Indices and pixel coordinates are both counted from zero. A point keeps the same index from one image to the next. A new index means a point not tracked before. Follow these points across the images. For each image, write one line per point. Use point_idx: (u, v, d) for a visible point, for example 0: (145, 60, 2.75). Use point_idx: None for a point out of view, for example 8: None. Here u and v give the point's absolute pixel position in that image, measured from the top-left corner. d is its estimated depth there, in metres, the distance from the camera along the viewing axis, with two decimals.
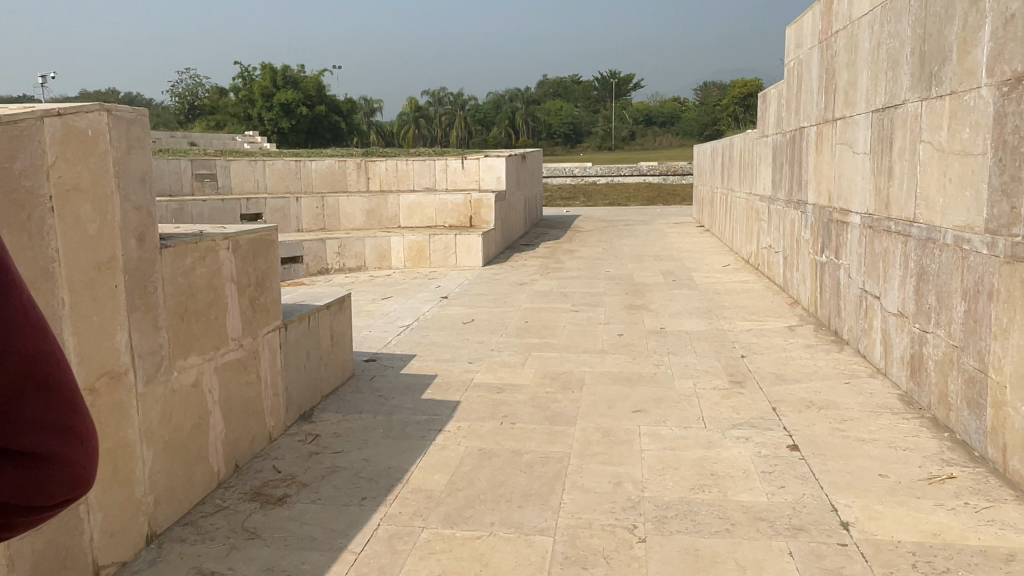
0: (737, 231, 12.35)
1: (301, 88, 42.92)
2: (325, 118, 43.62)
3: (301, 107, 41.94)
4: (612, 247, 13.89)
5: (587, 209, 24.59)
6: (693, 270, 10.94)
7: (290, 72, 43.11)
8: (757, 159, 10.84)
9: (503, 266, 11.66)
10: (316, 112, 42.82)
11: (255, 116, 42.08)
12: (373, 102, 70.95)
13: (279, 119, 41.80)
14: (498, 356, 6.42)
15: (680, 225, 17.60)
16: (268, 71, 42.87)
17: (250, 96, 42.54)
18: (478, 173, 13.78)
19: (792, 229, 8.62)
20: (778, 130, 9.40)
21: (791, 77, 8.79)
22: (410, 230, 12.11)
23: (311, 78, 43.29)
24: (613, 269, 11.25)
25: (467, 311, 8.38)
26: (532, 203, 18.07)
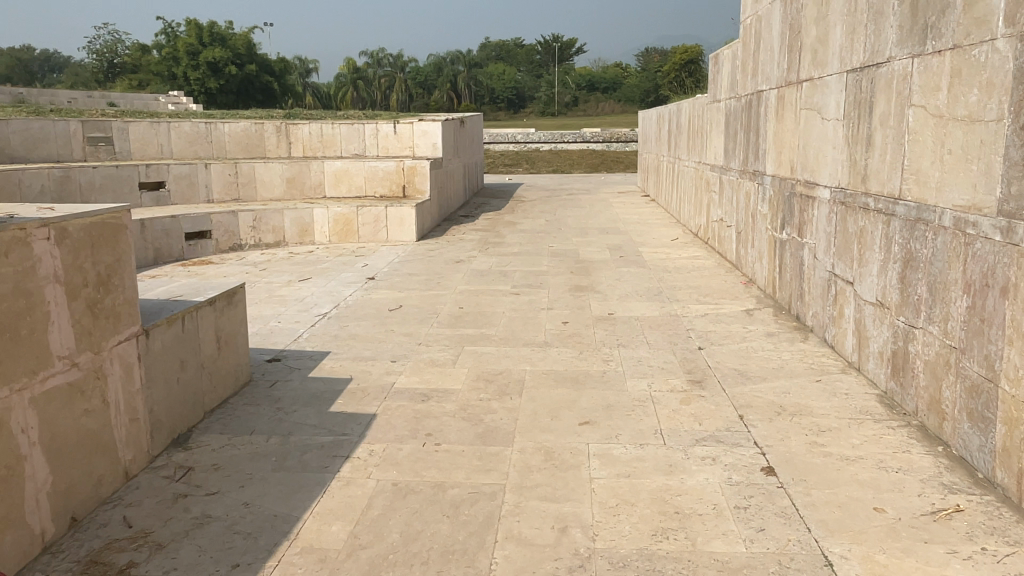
0: (686, 203, 11.69)
1: (228, 46, 40.38)
2: (256, 79, 41.23)
3: (230, 67, 39.54)
4: (555, 218, 13.09)
5: (529, 177, 23.70)
6: (641, 245, 10.24)
7: (216, 29, 40.52)
8: (707, 126, 10.13)
9: (437, 241, 10.73)
10: (246, 72, 40.41)
11: (179, 76, 39.50)
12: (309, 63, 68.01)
13: (206, 79, 39.28)
14: (423, 352, 5.55)
15: (625, 194, 16.91)
16: (194, 27, 40.24)
17: (174, 54, 39.87)
18: (412, 139, 12.65)
19: (748, 202, 7.95)
20: (732, 94, 8.67)
21: (747, 36, 8.04)
22: (334, 201, 11.01)
23: (240, 36, 40.75)
24: (556, 244, 10.46)
25: (393, 294, 7.47)
26: (472, 171, 17.09)
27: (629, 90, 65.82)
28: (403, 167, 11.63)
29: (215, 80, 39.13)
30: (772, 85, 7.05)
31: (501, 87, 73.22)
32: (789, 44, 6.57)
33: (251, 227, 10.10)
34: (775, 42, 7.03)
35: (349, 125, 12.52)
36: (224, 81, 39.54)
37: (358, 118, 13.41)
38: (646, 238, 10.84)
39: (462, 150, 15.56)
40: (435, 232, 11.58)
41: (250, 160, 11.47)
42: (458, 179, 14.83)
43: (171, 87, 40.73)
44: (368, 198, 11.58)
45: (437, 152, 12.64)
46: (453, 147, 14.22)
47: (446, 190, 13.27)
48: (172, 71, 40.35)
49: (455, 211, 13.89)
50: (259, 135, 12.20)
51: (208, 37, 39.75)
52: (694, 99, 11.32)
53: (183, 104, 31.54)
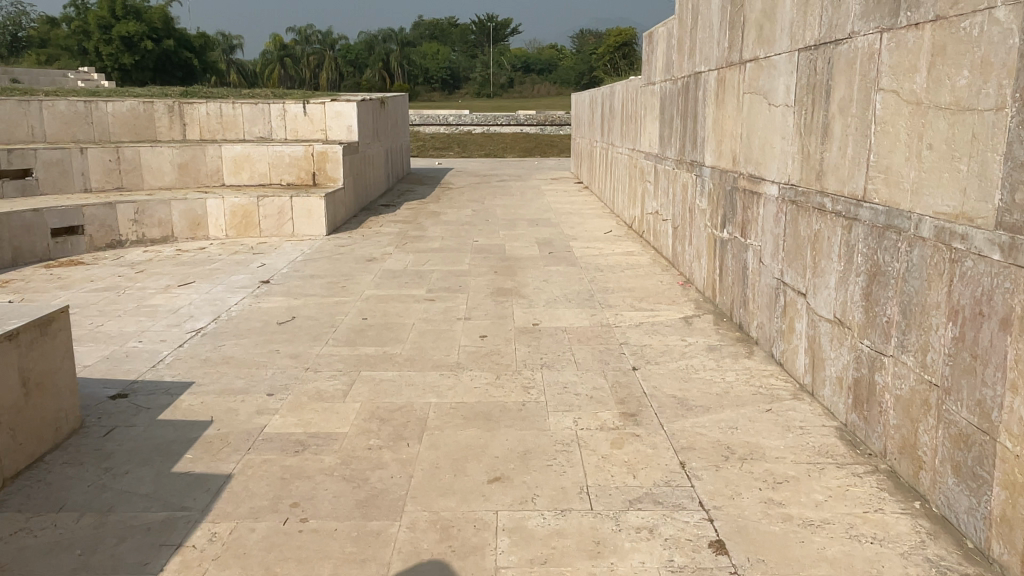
0: (619, 192, 10.99)
1: (142, 19, 37.66)
2: (174, 55, 38.65)
3: (144, 41, 36.98)
4: (482, 208, 12.22)
5: (461, 162, 22.72)
6: (572, 239, 9.48)
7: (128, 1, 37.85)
8: (641, 111, 9.41)
9: (351, 235, 9.72)
10: (163, 48, 37.79)
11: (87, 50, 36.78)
12: (233, 40, 64.89)
13: (119, 54, 36.55)
14: (309, 380, 4.64)
15: (558, 181, 16.16)
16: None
17: (81, 27, 37.08)
18: (324, 121, 11.50)
19: (685, 194, 7.26)
20: (667, 75, 7.95)
21: (683, 11, 7.31)
22: (233, 191, 9.84)
23: (155, 9, 38.06)
24: (480, 238, 9.61)
25: (288, 302, 6.49)
26: (396, 156, 16.02)
27: (564, 72, 65.15)
28: (312, 152, 10.49)
29: (128, 56, 36.43)
30: (711, 65, 6.34)
31: (435, 67, 71.49)
32: (730, 20, 5.85)
33: (133, 221, 8.88)
34: (714, 18, 6.31)
35: (252, 106, 11.30)
36: (139, 57, 36.88)
37: (265, 98, 12.16)
38: (578, 231, 10.10)
39: (384, 133, 14.44)
40: (349, 224, 10.55)
41: (136, 144, 10.17)
42: (379, 165, 13.73)
43: (79, 63, 37.80)
44: (273, 186, 10.43)
45: (352, 135, 11.54)
46: (372, 130, 13.11)
47: (364, 176, 12.18)
48: (80, 46, 37.55)
49: (374, 199, 12.83)
50: (149, 115, 10.87)
51: (119, 9, 36.94)
52: (626, 82, 10.59)
53: (91, 81, 29.11)
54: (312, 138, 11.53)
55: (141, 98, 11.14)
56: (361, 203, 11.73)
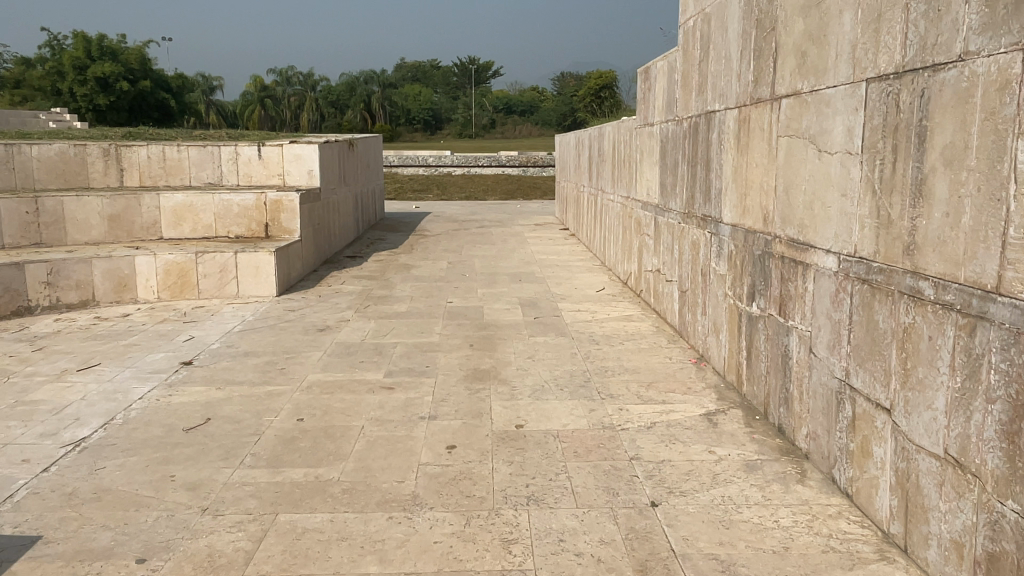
0: (611, 244, 9.85)
1: (118, 60, 36.59)
2: (151, 96, 37.51)
3: (116, 81, 35.86)
4: (459, 260, 11.00)
5: (440, 205, 21.60)
6: (559, 299, 8.28)
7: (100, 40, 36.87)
8: (636, 154, 8.30)
9: (305, 295, 8.44)
10: (140, 88, 36.68)
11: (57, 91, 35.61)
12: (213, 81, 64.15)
13: (94, 95, 35.38)
14: (203, 533, 3.33)
15: (541, 227, 15.04)
16: (78, 39, 36.58)
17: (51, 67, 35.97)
18: (282, 166, 10.30)
19: (694, 254, 6.09)
20: (670, 114, 6.84)
21: (688, 41, 6.26)
22: (170, 245, 8.55)
23: (133, 49, 37.01)
24: (455, 297, 8.38)
25: (208, 393, 5.19)
26: (367, 201, 14.84)
27: (547, 113, 64.88)
28: (264, 201, 9.25)
29: (104, 97, 35.21)
30: (729, 102, 5.23)
31: (417, 109, 71.07)
32: (754, 46, 4.76)
33: (44, 282, 7.56)
34: (731, 46, 5.23)
35: (200, 148, 10.09)
36: (115, 98, 35.71)
37: (217, 139, 10.97)
38: (566, 288, 8.88)
39: (353, 177, 13.26)
40: (306, 281, 9.28)
41: (60, 192, 8.89)
42: (347, 212, 12.52)
43: (52, 104, 36.55)
44: (219, 239, 9.16)
45: (314, 181, 10.34)
46: (338, 173, 11.93)
47: (328, 225, 10.95)
48: (50, 86, 36.41)
49: (340, 250, 11.58)
50: (79, 160, 9.62)
51: (95, 50, 35.89)
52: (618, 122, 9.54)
53: (62, 121, 27.83)
54: (267, 185, 10.31)
55: (74, 139, 9.89)
56: (322, 256, 10.48)
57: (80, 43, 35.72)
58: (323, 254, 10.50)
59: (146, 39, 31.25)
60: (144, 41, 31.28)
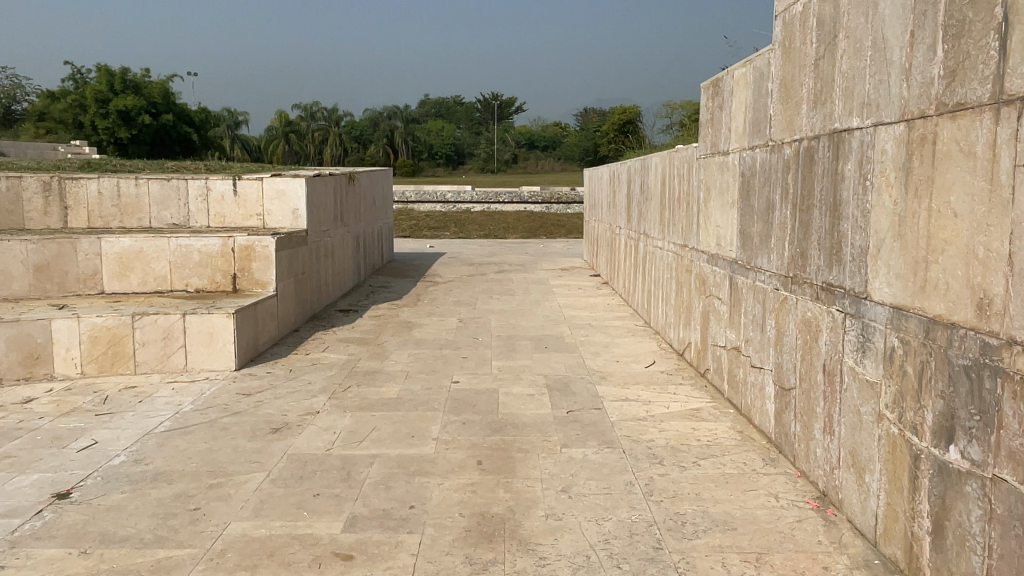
0: (660, 302, 7.91)
1: (140, 94, 35.70)
2: (173, 129, 36.43)
3: (136, 113, 34.94)
4: (472, 316, 9.11)
5: (456, 245, 19.83)
6: (600, 379, 6.33)
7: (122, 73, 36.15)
8: (699, 192, 6.41)
9: (273, 368, 6.59)
10: (161, 121, 35.72)
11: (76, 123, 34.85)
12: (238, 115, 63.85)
13: (116, 128, 34.41)
14: None
15: (569, 273, 13.15)
16: (102, 73, 35.95)
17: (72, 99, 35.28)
18: (261, 203, 8.55)
19: (808, 338, 4.15)
20: (758, 138, 4.98)
21: (792, 34, 4.42)
22: (108, 303, 6.78)
23: (157, 83, 36.15)
24: (463, 374, 6.48)
25: (63, 562, 3.31)
26: (372, 243, 13.08)
27: (571, 149, 63.47)
28: (232, 246, 7.46)
29: (125, 129, 34.14)
30: (884, 114, 3.36)
31: (439, 143, 70.15)
32: (947, 19, 2.89)
33: None
34: (886, 28, 3.37)
35: (162, 182, 8.41)
36: (136, 131, 34.67)
37: (189, 172, 9.29)
38: (606, 361, 6.94)
39: (354, 214, 11.52)
40: (280, 345, 7.45)
41: None
42: (344, 255, 10.75)
43: (73, 136, 35.61)
44: (174, 294, 7.38)
45: (299, 221, 8.58)
46: (335, 210, 10.19)
47: (318, 274, 9.17)
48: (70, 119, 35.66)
49: (332, 303, 9.76)
50: (13, 195, 7.97)
51: (118, 83, 35.01)
52: (669, 152, 7.70)
53: (80, 153, 26.62)
54: (243, 225, 8.58)
55: (13, 171, 8.26)
56: (307, 312, 8.66)
57: (104, 76, 35.02)
58: (308, 309, 8.69)
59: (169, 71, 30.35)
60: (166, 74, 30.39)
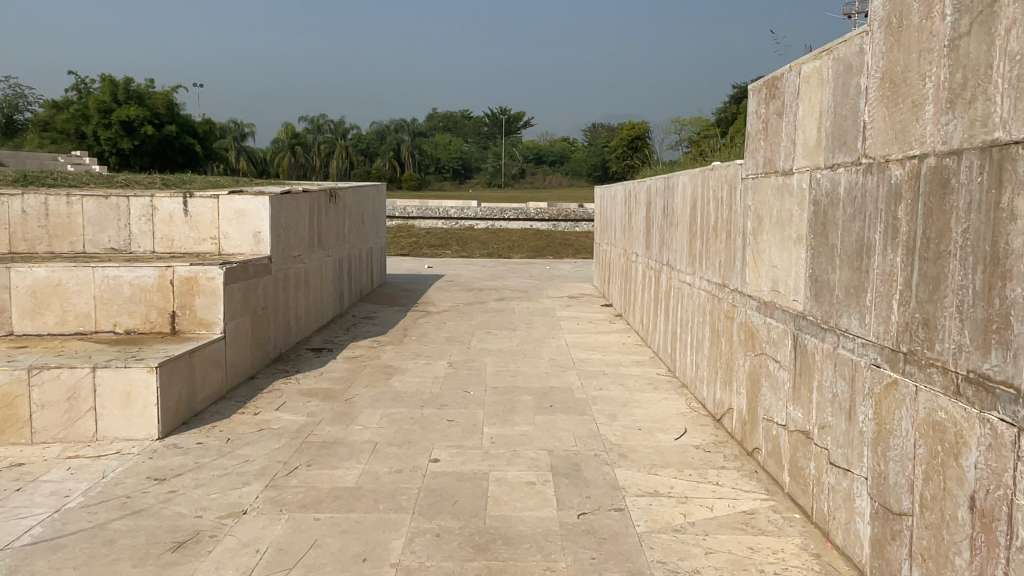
0: (689, 350, 6.55)
1: (143, 104, 34.66)
2: (176, 140, 35.42)
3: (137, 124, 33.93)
4: (464, 359, 7.75)
5: (457, 265, 18.55)
6: (619, 456, 4.97)
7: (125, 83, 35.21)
8: (747, 220, 5.06)
9: (209, 436, 5.25)
10: (165, 133, 34.69)
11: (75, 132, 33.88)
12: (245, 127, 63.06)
13: (118, 138, 33.26)
14: None
15: (578, 302, 11.79)
16: (105, 83, 35.04)
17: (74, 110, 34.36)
18: (216, 225, 7.27)
19: (940, 449, 2.79)
20: (842, 154, 3.66)
21: (904, 6, 3.11)
22: (7, 351, 5.48)
23: (161, 93, 35.14)
24: (445, 446, 5.12)
25: None
26: (359, 266, 11.77)
27: (579, 164, 62.26)
28: (171, 279, 6.17)
29: (127, 140, 32.95)
30: None
31: (446, 157, 69.11)
32: None
33: None
34: None
35: (99, 200, 7.17)
36: (138, 142, 33.52)
37: (139, 187, 8.02)
38: (625, 427, 5.57)
39: (337, 235, 10.23)
40: (227, 399, 6.12)
41: None
42: (323, 283, 9.43)
43: (73, 146, 34.62)
44: (99, 337, 6.08)
45: (262, 246, 7.28)
46: (313, 230, 8.90)
47: (285, 307, 7.85)
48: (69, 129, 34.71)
49: (304, 339, 8.43)
50: None
51: (121, 93, 33.95)
52: (701, 169, 6.38)
53: (77, 162, 25.44)
54: (195, 251, 7.29)
55: None
56: (270, 354, 7.34)
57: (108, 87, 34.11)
58: (271, 350, 7.37)
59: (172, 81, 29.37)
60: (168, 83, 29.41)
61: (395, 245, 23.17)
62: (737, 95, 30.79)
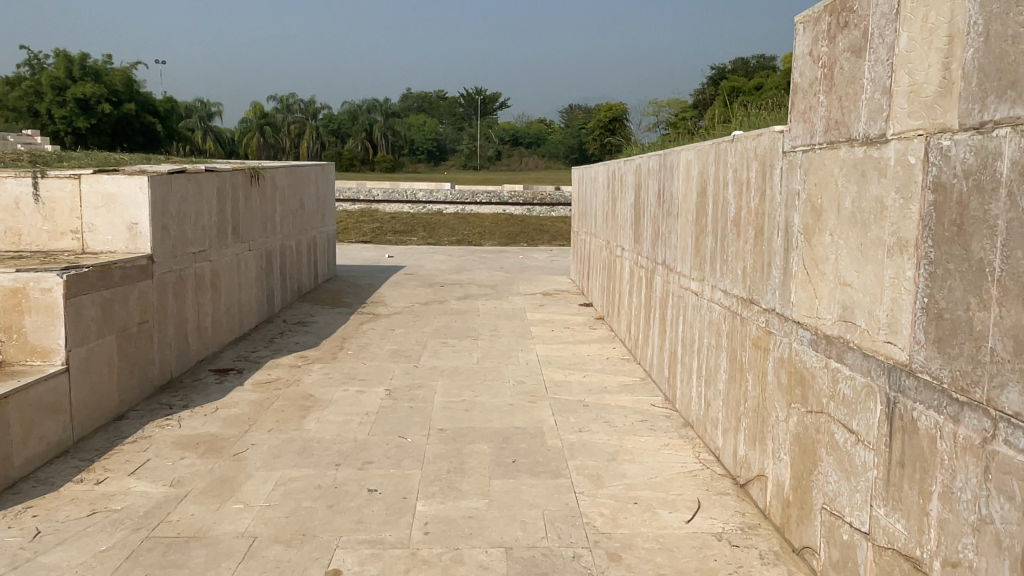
0: (697, 380, 5.00)
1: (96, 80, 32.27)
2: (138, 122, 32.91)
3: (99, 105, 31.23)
4: (408, 383, 6.13)
5: (421, 254, 16.86)
6: (610, 555, 3.41)
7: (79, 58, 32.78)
8: (794, 214, 3.49)
9: (12, 527, 3.61)
10: (123, 113, 31.83)
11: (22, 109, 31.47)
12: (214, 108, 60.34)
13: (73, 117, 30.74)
14: None
15: (554, 301, 10.19)
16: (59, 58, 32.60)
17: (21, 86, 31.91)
18: (78, 214, 5.59)
19: None
20: (1004, 105, 2.09)
21: None
22: None
23: (120, 71, 32.44)
24: (358, 540, 3.52)
25: None
26: (299, 260, 10.08)
27: (555, 146, 60.48)
28: None
29: (83, 120, 30.21)
30: None
31: (419, 138, 66.93)
32: None
33: None
34: None
35: None
36: (95, 122, 30.76)
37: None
38: (616, 498, 4.01)
39: (266, 222, 8.52)
40: (68, 456, 4.46)
41: None
42: (243, 282, 7.73)
43: (19, 124, 32.13)
44: None
45: (140, 241, 5.58)
46: (226, 216, 7.20)
47: (180, 319, 6.17)
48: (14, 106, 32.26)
49: (212, 356, 6.75)
50: None
51: (76, 69, 31.17)
52: (714, 142, 4.79)
53: (27, 140, 22.90)
54: (51, 248, 5.60)
55: None
56: (154, 383, 5.67)
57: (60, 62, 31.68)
58: (156, 378, 5.69)
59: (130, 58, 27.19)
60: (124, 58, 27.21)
61: (358, 231, 21.39)
62: (718, 76, 29.28)
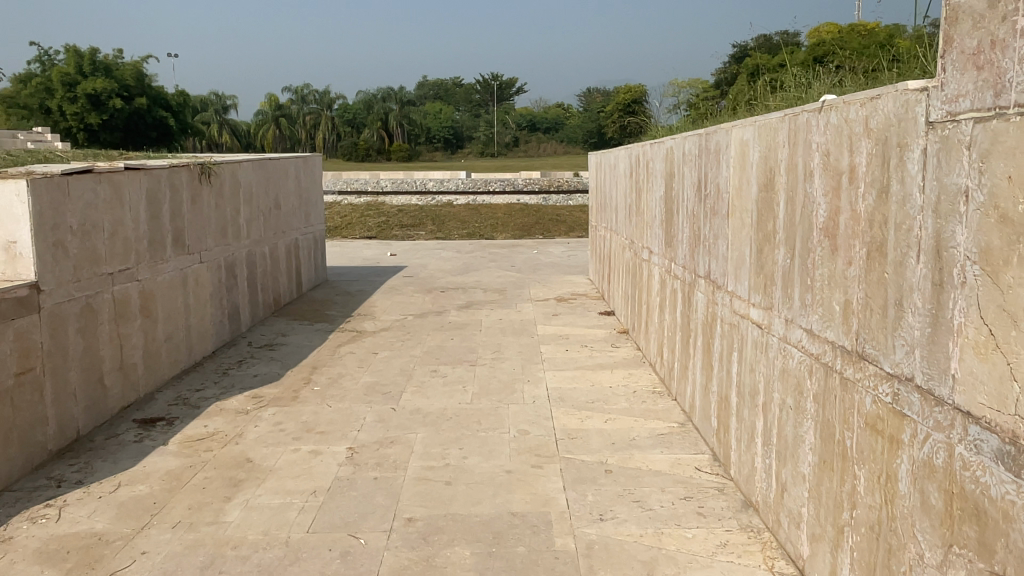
0: (764, 448, 3.58)
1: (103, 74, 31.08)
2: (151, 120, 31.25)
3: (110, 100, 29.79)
4: (379, 435, 4.78)
5: (426, 251, 15.48)
6: None
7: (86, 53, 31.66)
8: (958, 228, 2.07)
9: None
10: (133, 109, 30.19)
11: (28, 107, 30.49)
12: (229, 101, 59.23)
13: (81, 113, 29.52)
14: None
15: (570, 309, 8.76)
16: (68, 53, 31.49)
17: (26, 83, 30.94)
18: None
19: None
20: None
21: None
22: None
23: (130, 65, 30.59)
24: None
25: None
26: (277, 267, 8.77)
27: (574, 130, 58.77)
28: None
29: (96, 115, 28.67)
30: None
31: (434, 126, 65.46)
32: None
33: None
34: None
35: None
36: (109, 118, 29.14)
37: None
38: None
39: (227, 227, 7.23)
40: None
41: None
42: (192, 303, 6.44)
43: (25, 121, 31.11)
44: None
45: (21, 266, 4.30)
46: (163, 225, 5.91)
47: (93, 359, 4.89)
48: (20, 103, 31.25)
49: (143, 401, 5.46)
50: None
51: (88, 64, 29.69)
52: (786, 115, 3.35)
53: (39, 138, 21.59)
54: None
55: None
56: (47, 447, 4.39)
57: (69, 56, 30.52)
58: (51, 441, 4.41)
59: (135, 50, 25.97)
60: (127, 51, 26.00)
61: (363, 225, 20.06)
62: (740, 56, 27.51)
